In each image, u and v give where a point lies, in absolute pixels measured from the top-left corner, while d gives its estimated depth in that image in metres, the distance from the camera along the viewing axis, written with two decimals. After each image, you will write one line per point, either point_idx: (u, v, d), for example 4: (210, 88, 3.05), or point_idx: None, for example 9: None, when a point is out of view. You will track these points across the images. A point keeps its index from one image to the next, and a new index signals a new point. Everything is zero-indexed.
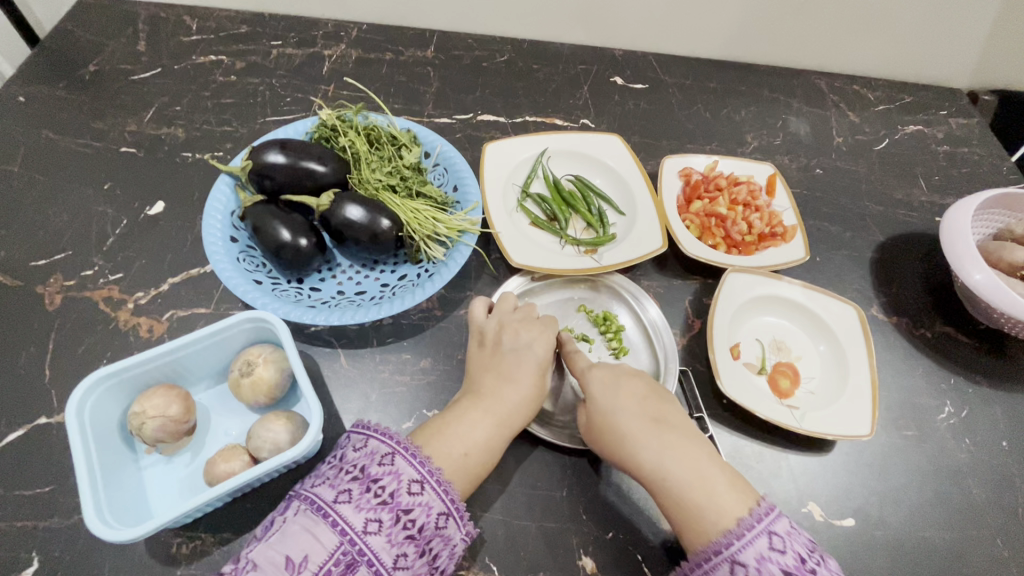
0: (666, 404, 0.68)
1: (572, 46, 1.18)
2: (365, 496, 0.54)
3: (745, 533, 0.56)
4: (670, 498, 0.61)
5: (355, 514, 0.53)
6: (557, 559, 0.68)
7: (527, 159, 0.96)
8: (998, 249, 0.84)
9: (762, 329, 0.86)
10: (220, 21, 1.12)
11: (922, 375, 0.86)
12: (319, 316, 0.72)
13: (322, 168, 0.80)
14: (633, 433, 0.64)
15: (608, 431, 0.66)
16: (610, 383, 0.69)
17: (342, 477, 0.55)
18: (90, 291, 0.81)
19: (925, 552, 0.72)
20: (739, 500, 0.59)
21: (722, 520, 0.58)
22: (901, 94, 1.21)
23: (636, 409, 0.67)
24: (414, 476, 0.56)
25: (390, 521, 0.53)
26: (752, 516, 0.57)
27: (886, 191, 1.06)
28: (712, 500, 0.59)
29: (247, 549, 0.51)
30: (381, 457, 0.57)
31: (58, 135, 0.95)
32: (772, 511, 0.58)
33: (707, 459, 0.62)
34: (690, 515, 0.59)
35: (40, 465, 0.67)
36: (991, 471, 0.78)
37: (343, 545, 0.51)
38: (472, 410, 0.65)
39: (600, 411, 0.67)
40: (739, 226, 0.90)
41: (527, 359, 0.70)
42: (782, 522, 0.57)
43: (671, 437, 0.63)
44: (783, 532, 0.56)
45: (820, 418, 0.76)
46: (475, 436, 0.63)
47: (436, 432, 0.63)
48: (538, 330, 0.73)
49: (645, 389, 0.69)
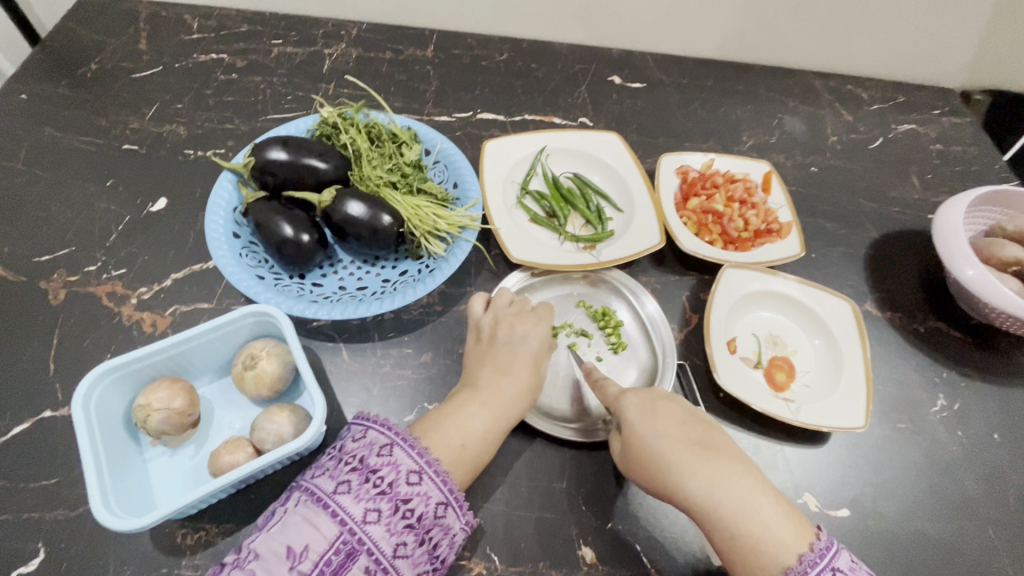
0: (706, 429, 0.67)
1: (570, 46, 1.19)
2: (364, 486, 0.54)
3: (811, 570, 0.55)
4: (725, 533, 0.59)
5: (354, 505, 0.53)
6: (557, 549, 0.69)
7: (526, 157, 0.97)
8: (989, 245, 0.86)
9: (758, 324, 0.87)
10: (221, 19, 1.13)
11: (915, 369, 0.87)
12: (321, 310, 0.73)
13: (324, 165, 0.80)
14: (679, 462, 0.63)
15: (651, 462, 0.64)
16: (648, 410, 0.68)
17: (342, 468, 0.56)
18: (93, 286, 0.81)
19: (919, 542, 0.74)
20: (796, 532, 0.58)
21: (782, 555, 0.57)
22: (895, 94, 1.22)
23: (678, 436, 0.65)
24: (412, 466, 0.57)
25: (389, 511, 0.54)
26: (814, 551, 0.57)
27: (879, 189, 1.08)
28: (771, 533, 0.58)
29: (250, 540, 0.52)
30: (380, 447, 0.57)
31: (60, 132, 0.96)
32: (832, 545, 0.58)
33: (757, 487, 0.61)
34: (748, 549, 0.58)
35: (45, 458, 0.68)
36: (983, 463, 0.80)
37: (343, 535, 0.52)
38: (471, 402, 0.66)
39: (641, 440, 0.66)
40: (735, 223, 0.91)
41: (521, 351, 0.71)
42: (843, 557, 0.57)
43: (719, 465, 0.62)
44: (845, 568, 0.57)
45: (815, 410, 0.77)
46: (473, 427, 0.64)
47: (435, 424, 0.64)
48: (530, 325, 0.74)
49: (683, 415, 0.68)
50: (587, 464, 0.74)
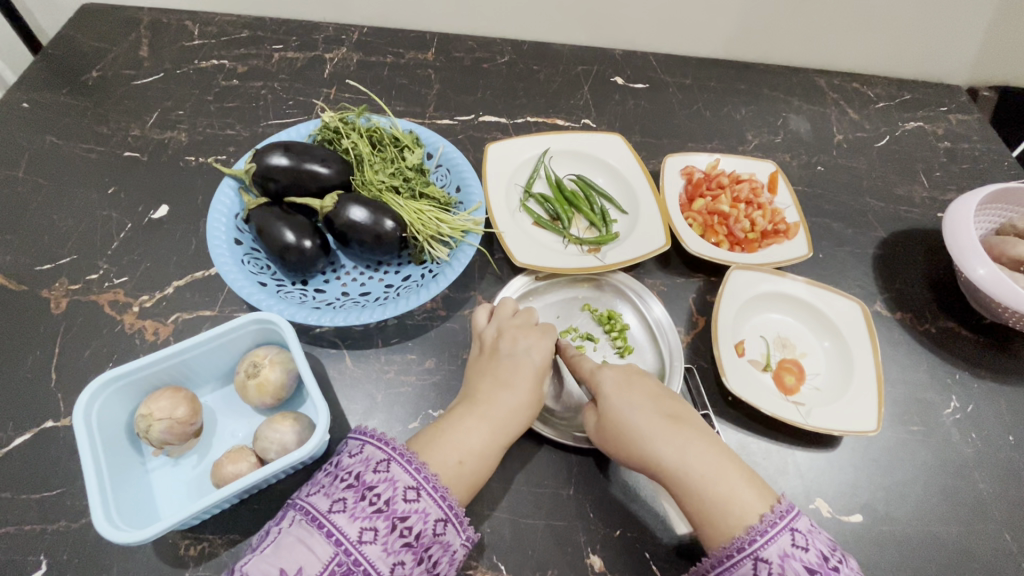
0: (678, 404, 0.67)
1: (572, 47, 1.19)
2: (360, 504, 0.53)
3: (767, 530, 0.54)
4: (691, 494, 0.59)
5: (349, 524, 0.52)
6: (565, 558, 0.67)
7: (529, 160, 0.97)
8: (1000, 244, 0.85)
9: (766, 326, 0.86)
10: (221, 25, 1.13)
11: (927, 370, 0.86)
12: (324, 317, 0.72)
13: (326, 170, 0.80)
14: (649, 429, 0.63)
15: (623, 429, 0.64)
16: (622, 382, 0.68)
17: (337, 485, 0.55)
18: (95, 295, 0.81)
19: (933, 547, 0.72)
20: (761, 494, 0.58)
21: (746, 514, 0.56)
22: (901, 91, 1.21)
23: (651, 406, 0.65)
24: (409, 483, 0.56)
25: (386, 530, 0.53)
26: (773, 513, 0.55)
27: (887, 187, 1.06)
28: (733, 493, 0.57)
29: (242, 562, 0.51)
30: (376, 464, 0.56)
31: (62, 140, 0.96)
32: (793, 508, 0.56)
33: (724, 454, 0.61)
34: (712, 509, 0.57)
35: (46, 470, 0.67)
36: (997, 466, 0.78)
37: (338, 556, 0.51)
38: (468, 417, 0.65)
39: (614, 408, 0.66)
40: (742, 224, 0.90)
41: (523, 364, 0.70)
42: (803, 520, 0.56)
43: (688, 433, 0.62)
44: (804, 529, 0.55)
45: (825, 414, 0.76)
46: (469, 444, 0.62)
47: (432, 440, 0.62)
48: (535, 338, 0.73)
49: (656, 390, 0.68)
50: (596, 469, 0.73)
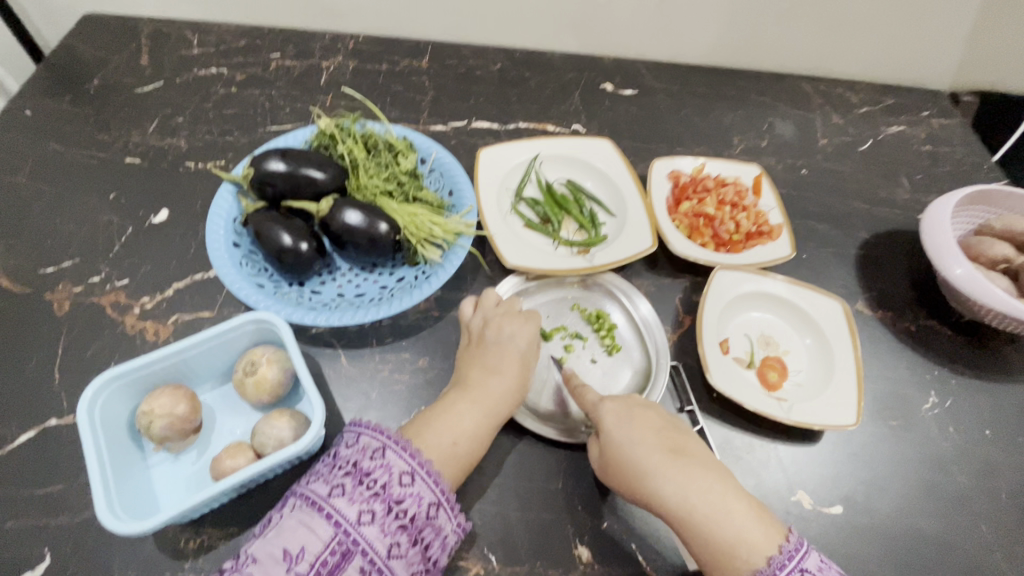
0: (680, 435, 0.68)
1: (563, 54, 1.22)
2: (358, 488, 0.56)
3: (778, 572, 0.57)
4: (698, 535, 0.61)
5: (348, 507, 0.55)
6: (554, 549, 0.70)
7: (520, 164, 0.99)
8: (977, 244, 0.87)
9: (750, 325, 0.88)
10: (220, 34, 1.16)
11: (907, 367, 0.89)
12: (320, 317, 0.74)
13: (322, 175, 0.82)
14: (653, 469, 0.64)
15: (628, 468, 0.65)
16: (625, 416, 0.69)
17: (336, 472, 0.57)
18: (97, 297, 0.83)
19: (912, 538, 0.74)
20: (765, 534, 0.60)
21: (753, 557, 0.59)
22: (884, 96, 1.24)
23: (655, 443, 0.66)
24: (404, 468, 0.59)
25: (383, 512, 0.55)
26: (782, 554, 0.58)
27: (870, 190, 1.09)
28: (741, 536, 0.60)
29: (247, 546, 0.53)
30: (373, 451, 0.59)
31: (65, 146, 0.98)
32: (802, 547, 0.59)
33: (728, 492, 0.63)
34: (719, 550, 0.60)
35: (50, 466, 0.69)
36: (975, 459, 0.81)
37: (338, 536, 0.53)
38: (460, 401, 0.67)
39: (618, 446, 0.67)
40: (727, 225, 0.93)
41: (509, 350, 0.72)
42: (813, 557, 0.59)
43: (692, 471, 0.64)
44: (814, 568, 0.58)
45: (807, 409, 0.79)
46: (462, 425, 0.65)
47: (425, 426, 0.64)
48: (519, 323, 0.75)
49: (658, 420, 0.69)
50: (583, 463, 0.75)
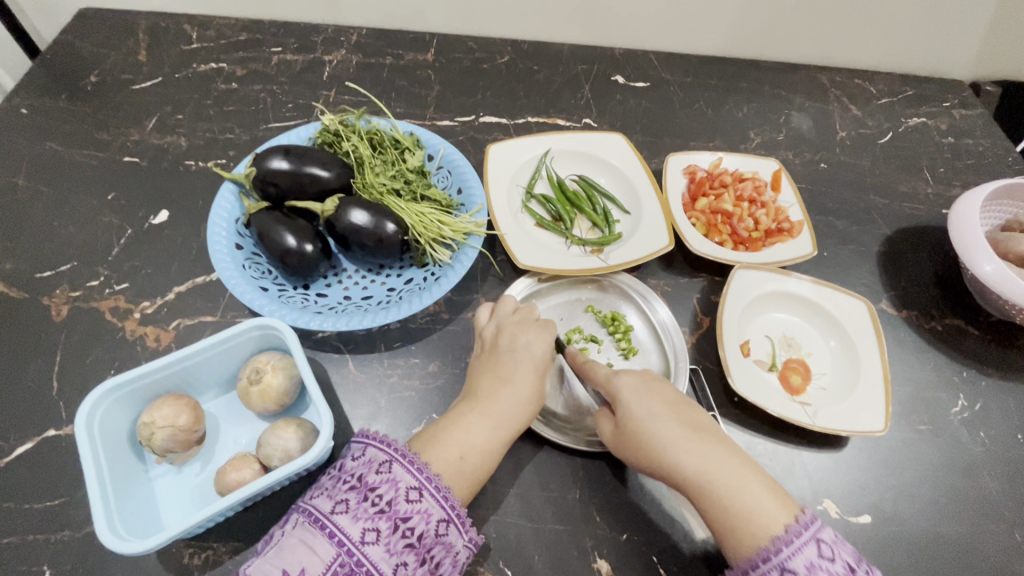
0: (696, 410, 0.66)
1: (571, 46, 1.18)
2: (363, 505, 0.53)
3: (793, 540, 0.54)
4: (715, 503, 0.58)
5: (352, 525, 0.52)
6: (572, 562, 0.67)
7: (530, 160, 0.96)
8: (1007, 240, 0.84)
9: (771, 326, 0.85)
10: (220, 28, 1.12)
11: (934, 369, 0.85)
12: (327, 321, 0.72)
13: (326, 174, 0.79)
14: (670, 440, 0.62)
15: (643, 439, 0.63)
16: (640, 387, 0.67)
17: (340, 487, 0.55)
18: (96, 302, 0.81)
19: (943, 548, 0.72)
20: (782, 503, 0.57)
21: (770, 525, 0.56)
22: (904, 87, 1.20)
23: (670, 414, 0.64)
24: (412, 483, 0.56)
25: (388, 530, 0.53)
26: (798, 523, 0.55)
27: (891, 184, 1.06)
28: (758, 503, 0.57)
29: (245, 564, 0.51)
30: (379, 464, 0.56)
31: (62, 146, 0.95)
32: (817, 519, 0.56)
33: (744, 461, 0.61)
34: (736, 517, 0.57)
35: (49, 479, 0.67)
36: (1007, 464, 0.78)
37: (340, 556, 0.51)
38: (470, 413, 0.64)
39: (633, 417, 0.64)
40: (745, 222, 0.90)
41: (523, 359, 0.69)
42: (828, 530, 0.55)
43: (707, 440, 0.62)
44: (830, 540, 0.55)
45: (833, 414, 0.76)
46: (472, 439, 0.62)
47: (433, 439, 0.62)
48: (535, 333, 0.72)
49: (673, 395, 0.67)
50: (600, 473, 0.72)
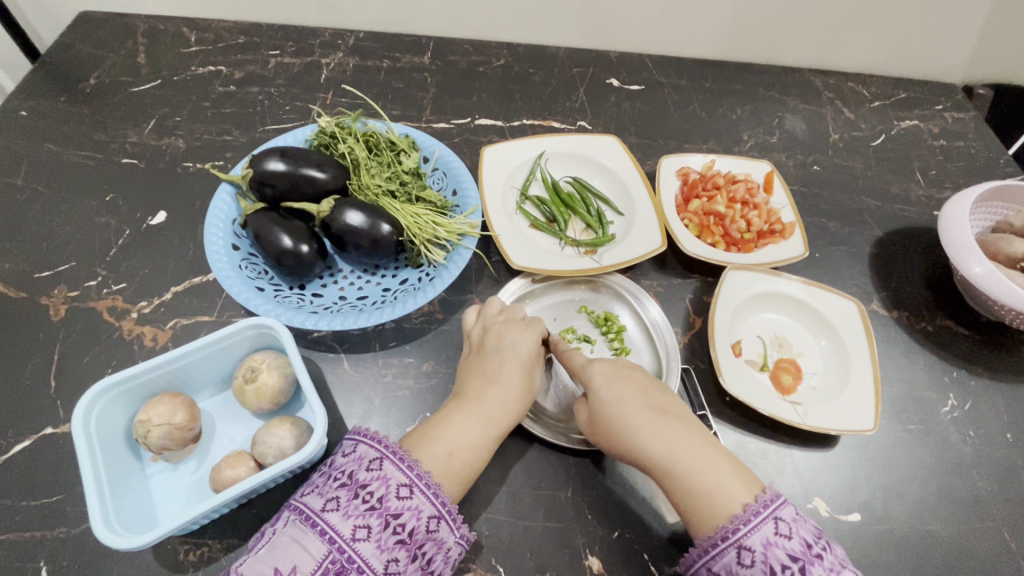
0: (667, 397, 0.68)
1: (567, 49, 1.19)
2: (353, 503, 0.54)
3: (751, 518, 0.55)
4: (679, 484, 0.59)
5: (343, 522, 0.53)
6: (563, 559, 0.68)
7: (525, 162, 0.97)
8: (997, 241, 0.85)
9: (763, 326, 0.86)
10: (218, 31, 1.13)
11: (924, 369, 0.86)
12: (321, 320, 0.72)
13: (322, 175, 0.80)
14: (638, 424, 0.63)
15: (612, 423, 0.65)
16: (612, 375, 0.69)
17: (331, 485, 0.56)
18: (94, 301, 0.81)
19: (931, 546, 0.72)
20: (745, 485, 0.58)
21: (729, 504, 0.56)
22: (897, 90, 1.21)
23: (639, 400, 0.66)
24: (402, 480, 0.56)
25: (379, 527, 0.53)
26: (758, 502, 0.56)
27: (883, 186, 1.07)
28: (720, 483, 0.58)
29: (237, 563, 0.52)
30: (369, 462, 0.57)
31: (61, 147, 0.96)
32: (778, 497, 0.56)
33: (710, 445, 0.62)
34: (697, 497, 0.58)
35: (46, 476, 0.67)
36: (995, 463, 0.78)
37: (332, 554, 0.52)
38: (460, 413, 0.65)
39: (603, 403, 0.66)
40: (738, 224, 0.90)
41: (510, 358, 0.70)
42: (788, 508, 0.56)
43: (674, 425, 0.63)
44: (789, 518, 0.55)
45: (823, 413, 0.76)
46: (462, 437, 0.63)
47: (426, 437, 0.62)
48: (520, 332, 0.73)
49: (646, 382, 0.69)
50: (592, 471, 0.73)
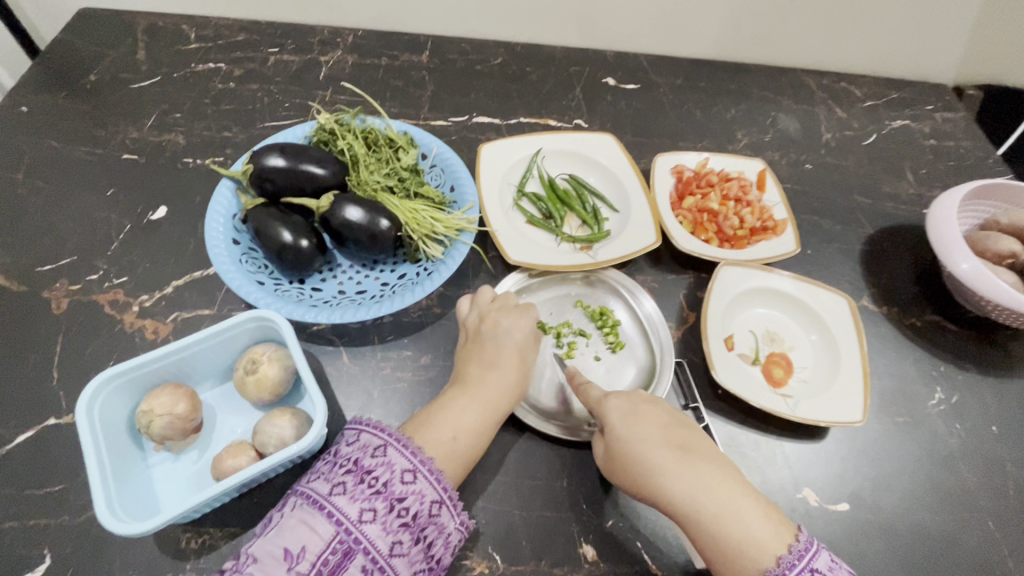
0: (688, 431, 0.67)
1: (564, 48, 1.21)
2: (360, 487, 0.55)
3: (788, 572, 0.56)
4: (707, 533, 0.60)
5: (350, 505, 0.54)
6: (559, 548, 0.69)
7: (522, 159, 0.98)
8: (984, 239, 0.86)
9: (755, 321, 0.88)
10: (218, 29, 1.14)
11: (912, 363, 0.88)
12: (321, 314, 0.74)
13: (323, 172, 0.81)
14: (662, 466, 0.63)
15: (634, 465, 0.64)
16: (631, 413, 0.68)
17: (337, 470, 0.57)
18: (95, 295, 0.82)
19: (918, 535, 0.74)
20: (775, 532, 0.59)
21: (760, 555, 0.58)
22: (888, 90, 1.23)
23: (662, 439, 0.65)
24: (406, 466, 0.58)
25: (385, 510, 0.55)
26: (792, 553, 0.57)
27: (874, 184, 1.08)
28: (750, 533, 0.59)
29: (248, 545, 0.53)
30: (373, 449, 0.58)
31: (62, 143, 0.97)
32: (812, 546, 0.58)
33: (735, 487, 0.62)
34: (727, 546, 0.59)
35: (50, 466, 0.68)
36: (982, 455, 0.80)
37: (339, 535, 0.53)
38: (460, 398, 0.66)
39: (623, 443, 0.66)
40: (731, 221, 0.92)
41: (506, 345, 0.71)
42: (822, 557, 0.58)
43: (699, 466, 0.63)
44: (824, 568, 0.58)
45: (813, 405, 0.78)
46: (464, 421, 0.64)
47: (424, 422, 0.64)
48: (516, 318, 0.74)
49: (665, 417, 0.68)
50: (586, 463, 0.74)
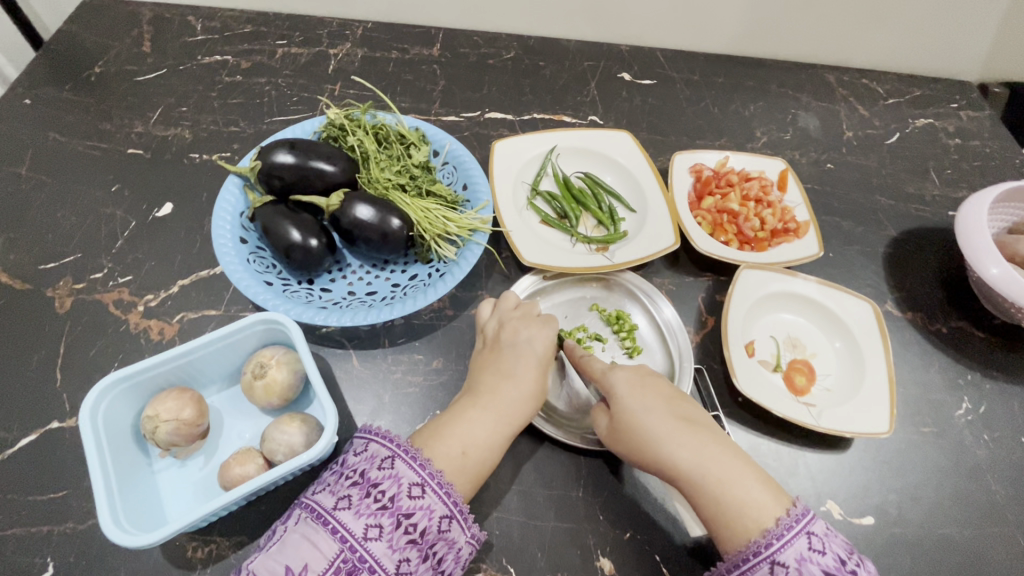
0: (690, 406, 0.66)
1: (578, 42, 1.17)
2: (365, 501, 0.53)
3: (784, 533, 0.54)
4: (710, 497, 0.58)
5: (354, 521, 0.52)
6: (575, 560, 0.67)
7: (536, 156, 0.96)
8: (1014, 243, 0.83)
9: (777, 326, 0.85)
10: (224, 20, 1.12)
11: (938, 371, 0.85)
12: (331, 316, 0.71)
13: (332, 168, 0.79)
14: (666, 434, 0.61)
15: (639, 433, 0.63)
16: (637, 384, 0.66)
17: (342, 483, 0.55)
18: (100, 294, 0.80)
19: (945, 549, 0.71)
20: (776, 498, 0.57)
21: (762, 517, 0.55)
22: (912, 87, 1.19)
23: (666, 409, 0.64)
24: (414, 479, 0.55)
25: (391, 526, 0.53)
26: (789, 516, 0.55)
27: (898, 185, 1.05)
28: (752, 496, 0.57)
29: (249, 561, 0.52)
30: (381, 461, 0.56)
31: (65, 136, 0.95)
32: (808, 511, 0.56)
33: (738, 456, 0.60)
34: (729, 509, 0.57)
35: (53, 470, 0.67)
36: (1010, 467, 0.78)
37: (343, 553, 0.51)
38: (471, 409, 0.64)
39: (628, 412, 0.64)
40: (752, 222, 0.89)
41: (527, 355, 0.69)
42: (819, 523, 0.55)
43: (702, 435, 0.61)
44: (820, 533, 0.55)
45: (837, 415, 0.75)
46: (475, 434, 0.62)
47: (433, 434, 0.61)
48: (537, 328, 0.72)
49: (670, 392, 0.67)
50: (603, 472, 0.72)
